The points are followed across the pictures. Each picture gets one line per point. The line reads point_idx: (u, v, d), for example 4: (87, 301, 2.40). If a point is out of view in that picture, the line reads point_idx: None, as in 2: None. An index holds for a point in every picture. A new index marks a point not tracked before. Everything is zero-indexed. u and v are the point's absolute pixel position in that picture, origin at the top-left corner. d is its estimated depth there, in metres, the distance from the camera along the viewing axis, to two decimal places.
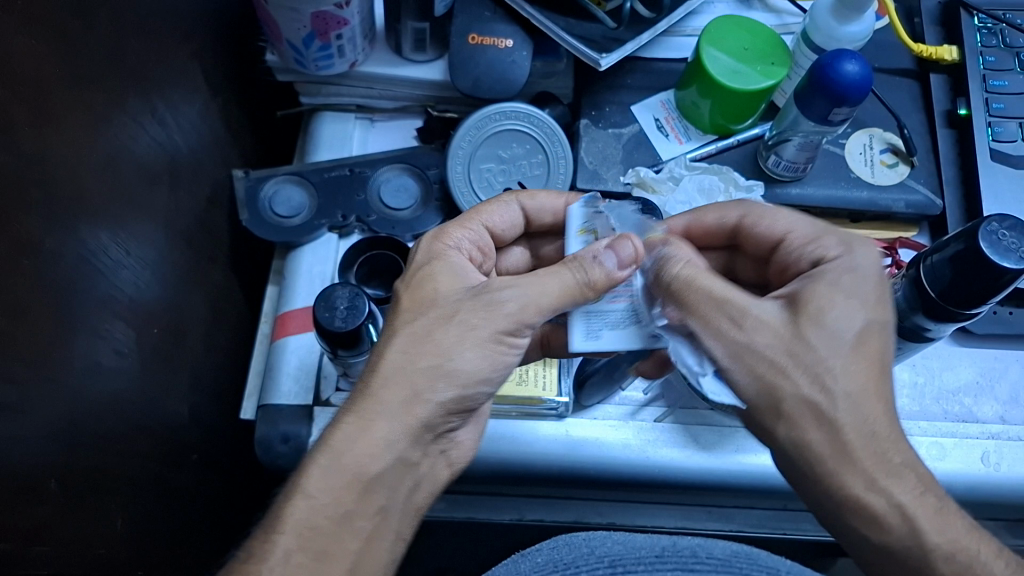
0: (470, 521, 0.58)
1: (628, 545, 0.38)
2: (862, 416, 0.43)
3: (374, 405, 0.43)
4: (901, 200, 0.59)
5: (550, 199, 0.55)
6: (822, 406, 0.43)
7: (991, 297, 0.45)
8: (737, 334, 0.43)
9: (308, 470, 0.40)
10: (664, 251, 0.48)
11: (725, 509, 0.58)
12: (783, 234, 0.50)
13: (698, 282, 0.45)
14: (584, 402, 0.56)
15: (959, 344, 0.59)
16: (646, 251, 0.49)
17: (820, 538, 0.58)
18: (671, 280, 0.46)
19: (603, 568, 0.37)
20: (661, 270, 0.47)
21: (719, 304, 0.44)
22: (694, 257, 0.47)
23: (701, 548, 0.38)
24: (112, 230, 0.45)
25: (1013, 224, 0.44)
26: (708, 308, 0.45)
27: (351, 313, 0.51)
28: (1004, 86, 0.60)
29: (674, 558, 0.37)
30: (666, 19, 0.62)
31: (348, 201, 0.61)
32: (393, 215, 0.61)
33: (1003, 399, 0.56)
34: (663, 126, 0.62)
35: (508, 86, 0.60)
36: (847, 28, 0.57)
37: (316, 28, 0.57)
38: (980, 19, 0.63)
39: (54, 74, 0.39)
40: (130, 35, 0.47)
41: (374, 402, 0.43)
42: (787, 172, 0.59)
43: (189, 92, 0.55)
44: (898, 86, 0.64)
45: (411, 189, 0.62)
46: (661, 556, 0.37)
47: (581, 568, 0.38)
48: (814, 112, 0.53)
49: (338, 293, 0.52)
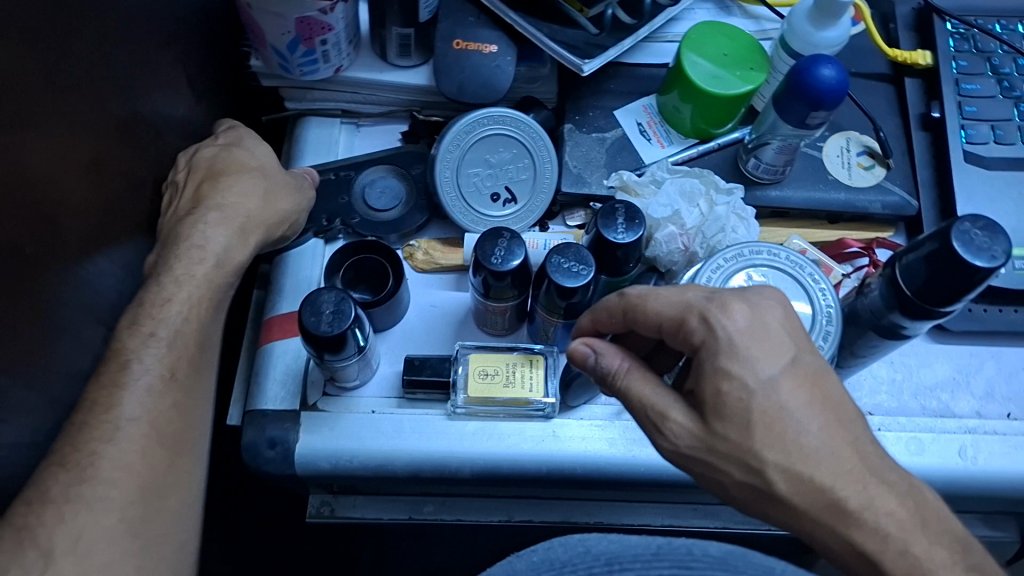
0: (458, 523, 0.60)
1: (624, 543, 0.37)
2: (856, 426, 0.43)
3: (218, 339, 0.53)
4: (878, 201, 0.60)
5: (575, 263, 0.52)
6: (805, 419, 0.42)
7: (966, 294, 0.45)
8: (676, 415, 0.43)
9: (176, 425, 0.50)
10: (597, 357, 0.46)
11: (710, 507, 0.61)
12: (770, 347, 0.43)
13: (641, 389, 0.45)
14: (570, 403, 0.57)
15: (935, 341, 0.60)
16: (583, 359, 0.47)
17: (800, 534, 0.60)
18: (616, 388, 0.46)
19: (602, 569, 0.35)
20: (604, 376, 0.46)
21: (667, 412, 0.44)
22: (626, 364, 0.46)
23: (696, 545, 0.36)
24: (80, 235, 0.46)
25: (985, 223, 0.45)
26: (663, 406, 0.44)
27: (344, 311, 0.51)
28: (976, 90, 0.61)
29: (670, 555, 0.36)
30: (647, 25, 0.63)
31: (329, 203, 0.62)
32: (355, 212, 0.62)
33: (979, 395, 0.58)
34: (645, 131, 0.63)
35: (493, 90, 0.61)
36: (824, 33, 0.58)
37: (301, 32, 0.57)
38: (953, 24, 0.64)
39: (23, 78, 0.39)
40: (113, 44, 0.47)
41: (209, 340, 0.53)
42: (766, 175, 0.60)
43: (171, 96, 0.56)
44: (873, 90, 0.66)
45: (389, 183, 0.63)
46: (657, 553, 0.36)
47: (579, 568, 0.36)
48: (792, 115, 0.54)
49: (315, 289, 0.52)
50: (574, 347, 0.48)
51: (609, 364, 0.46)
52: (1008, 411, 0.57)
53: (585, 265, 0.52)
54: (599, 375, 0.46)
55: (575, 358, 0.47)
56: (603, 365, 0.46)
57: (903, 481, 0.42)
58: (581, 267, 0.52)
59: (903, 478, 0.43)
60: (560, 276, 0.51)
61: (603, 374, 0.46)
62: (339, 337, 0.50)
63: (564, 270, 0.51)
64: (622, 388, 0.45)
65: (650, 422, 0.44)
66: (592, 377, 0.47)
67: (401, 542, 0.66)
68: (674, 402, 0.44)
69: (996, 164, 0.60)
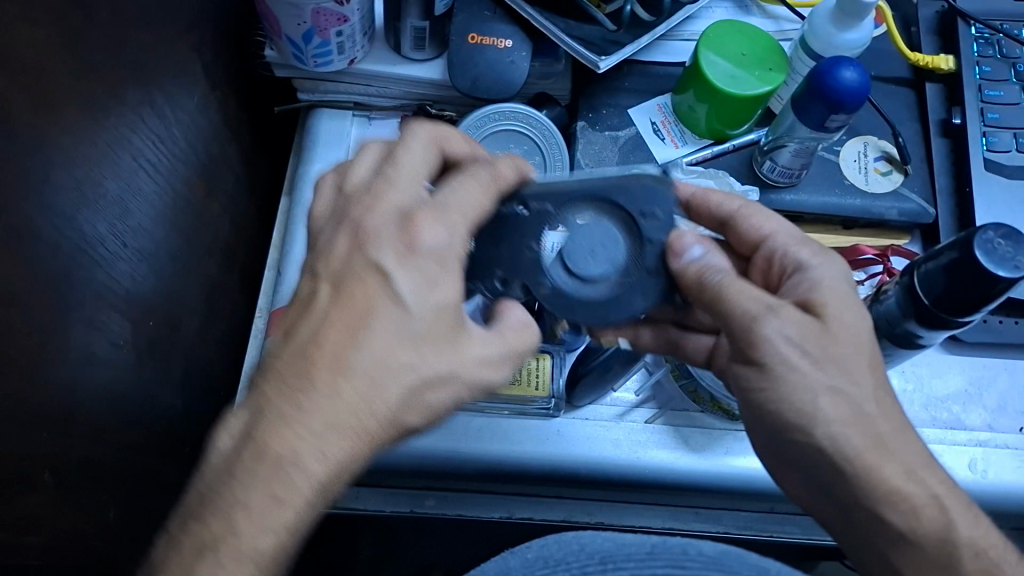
0: (459, 518, 0.59)
1: (618, 541, 0.38)
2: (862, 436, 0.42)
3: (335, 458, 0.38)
4: (894, 208, 0.59)
5: (596, 266, 0.47)
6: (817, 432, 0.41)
7: (985, 304, 0.45)
8: (772, 322, 0.42)
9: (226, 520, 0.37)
10: (703, 250, 0.46)
11: (712, 511, 0.59)
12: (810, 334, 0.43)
13: (738, 285, 0.44)
14: (575, 402, 0.56)
15: (949, 352, 0.59)
16: (682, 247, 0.46)
17: (812, 542, 0.59)
18: (712, 281, 0.45)
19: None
20: (701, 267, 0.45)
21: (758, 304, 0.43)
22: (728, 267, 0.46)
23: (692, 545, 0.38)
24: None
25: (1007, 232, 0.44)
26: (755, 305, 0.43)
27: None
28: (999, 96, 0.60)
29: (664, 554, 0.37)
30: (665, 23, 0.62)
31: (498, 255, 0.47)
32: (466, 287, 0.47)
33: (991, 408, 0.57)
34: (659, 130, 0.62)
35: (506, 86, 0.60)
36: (845, 34, 0.57)
37: (316, 23, 0.57)
38: (977, 29, 0.63)
39: (52, 66, 0.40)
40: (132, 29, 0.47)
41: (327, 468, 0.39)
42: (782, 178, 0.59)
43: (187, 85, 0.56)
44: (893, 94, 0.64)
45: (614, 257, 0.48)
46: (652, 552, 0.37)
47: (573, 566, 0.37)
48: (811, 118, 0.53)
49: (467, 298, 0.47)
50: (682, 240, 0.46)
51: (712, 256, 0.45)
52: (1021, 426, 0.56)
53: (606, 263, 0.47)
54: (694, 263, 0.46)
55: (675, 244, 0.46)
56: (705, 255, 0.45)
57: (915, 497, 0.41)
58: (606, 272, 0.47)
59: (915, 492, 0.42)
60: (601, 322, 0.47)
61: (700, 268, 0.45)
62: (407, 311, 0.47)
63: (614, 314, 0.47)
64: (716, 284, 0.44)
65: (741, 323, 0.43)
66: (679, 271, 0.46)
67: (403, 537, 0.66)
68: (770, 310, 0.43)
69: (1017, 172, 0.59)
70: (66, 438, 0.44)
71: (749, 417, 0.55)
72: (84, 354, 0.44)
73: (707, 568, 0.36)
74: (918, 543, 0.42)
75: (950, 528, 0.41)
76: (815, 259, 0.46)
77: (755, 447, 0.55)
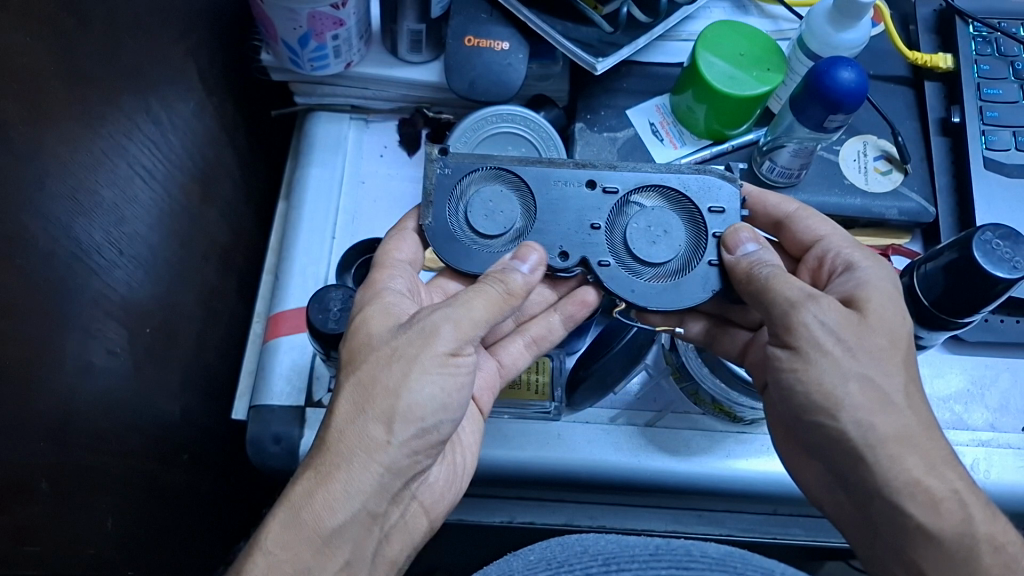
0: (460, 522, 0.59)
1: (622, 543, 0.37)
2: (866, 438, 0.42)
3: (339, 467, 0.40)
4: (894, 207, 0.59)
5: (654, 252, 0.48)
6: None
7: (985, 305, 0.45)
8: (812, 310, 0.43)
9: (272, 535, 0.38)
10: (759, 246, 0.46)
11: (715, 514, 0.59)
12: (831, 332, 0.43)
13: (786, 277, 0.45)
14: (576, 405, 0.56)
15: (951, 351, 0.59)
16: (736, 241, 0.47)
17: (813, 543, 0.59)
18: (761, 272, 0.45)
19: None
20: (753, 260, 0.45)
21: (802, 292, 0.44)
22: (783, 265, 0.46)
23: (695, 546, 0.37)
24: None
25: (1005, 232, 0.44)
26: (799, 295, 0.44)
27: (413, 297, 0.49)
28: (998, 95, 0.60)
29: (668, 555, 0.36)
30: (662, 23, 0.62)
31: (556, 230, 0.49)
32: (490, 248, 0.49)
33: (994, 407, 0.57)
34: (657, 131, 0.62)
35: (504, 88, 0.60)
36: (843, 34, 0.57)
37: (312, 27, 0.56)
38: (975, 27, 0.63)
39: (46, 73, 0.39)
40: (125, 35, 0.47)
41: (340, 464, 0.40)
42: (781, 178, 0.59)
43: (183, 91, 0.55)
44: (891, 92, 0.64)
45: (675, 245, 0.48)
46: (655, 554, 0.36)
47: (576, 566, 0.36)
48: (809, 118, 0.53)
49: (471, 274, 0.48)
50: (742, 234, 0.47)
51: (767, 251, 0.46)
52: None
53: (667, 252, 0.48)
54: (747, 257, 0.46)
55: (731, 236, 0.47)
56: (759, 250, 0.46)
57: (920, 498, 0.41)
58: (664, 258, 0.48)
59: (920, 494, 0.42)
60: (657, 306, 0.48)
61: (754, 261, 0.45)
62: (433, 244, 0.49)
63: (669, 298, 0.48)
64: (764, 272, 0.45)
65: (784, 305, 0.44)
66: (731, 263, 0.47)
67: None
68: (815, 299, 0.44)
69: (1016, 171, 0.58)
70: (65, 447, 0.43)
71: (750, 419, 0.55)
72: (94, 367, 0.45)
73: (711, 568, 0.35)
74: (926, 545, 0.41)
75: (958, 530, 0.41)
76: (865, 261, 0.47)
77: (756, 449, 0.54)
